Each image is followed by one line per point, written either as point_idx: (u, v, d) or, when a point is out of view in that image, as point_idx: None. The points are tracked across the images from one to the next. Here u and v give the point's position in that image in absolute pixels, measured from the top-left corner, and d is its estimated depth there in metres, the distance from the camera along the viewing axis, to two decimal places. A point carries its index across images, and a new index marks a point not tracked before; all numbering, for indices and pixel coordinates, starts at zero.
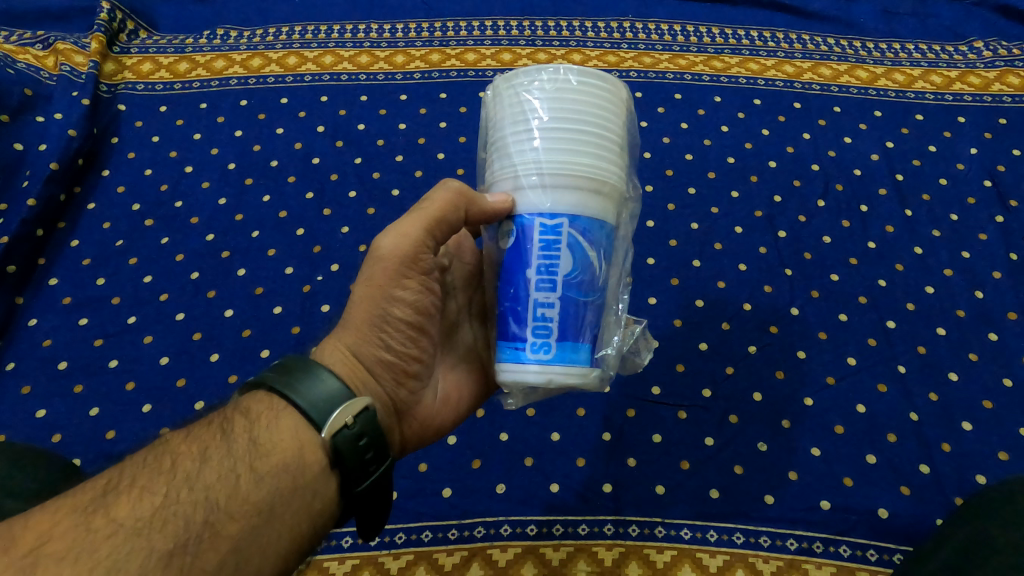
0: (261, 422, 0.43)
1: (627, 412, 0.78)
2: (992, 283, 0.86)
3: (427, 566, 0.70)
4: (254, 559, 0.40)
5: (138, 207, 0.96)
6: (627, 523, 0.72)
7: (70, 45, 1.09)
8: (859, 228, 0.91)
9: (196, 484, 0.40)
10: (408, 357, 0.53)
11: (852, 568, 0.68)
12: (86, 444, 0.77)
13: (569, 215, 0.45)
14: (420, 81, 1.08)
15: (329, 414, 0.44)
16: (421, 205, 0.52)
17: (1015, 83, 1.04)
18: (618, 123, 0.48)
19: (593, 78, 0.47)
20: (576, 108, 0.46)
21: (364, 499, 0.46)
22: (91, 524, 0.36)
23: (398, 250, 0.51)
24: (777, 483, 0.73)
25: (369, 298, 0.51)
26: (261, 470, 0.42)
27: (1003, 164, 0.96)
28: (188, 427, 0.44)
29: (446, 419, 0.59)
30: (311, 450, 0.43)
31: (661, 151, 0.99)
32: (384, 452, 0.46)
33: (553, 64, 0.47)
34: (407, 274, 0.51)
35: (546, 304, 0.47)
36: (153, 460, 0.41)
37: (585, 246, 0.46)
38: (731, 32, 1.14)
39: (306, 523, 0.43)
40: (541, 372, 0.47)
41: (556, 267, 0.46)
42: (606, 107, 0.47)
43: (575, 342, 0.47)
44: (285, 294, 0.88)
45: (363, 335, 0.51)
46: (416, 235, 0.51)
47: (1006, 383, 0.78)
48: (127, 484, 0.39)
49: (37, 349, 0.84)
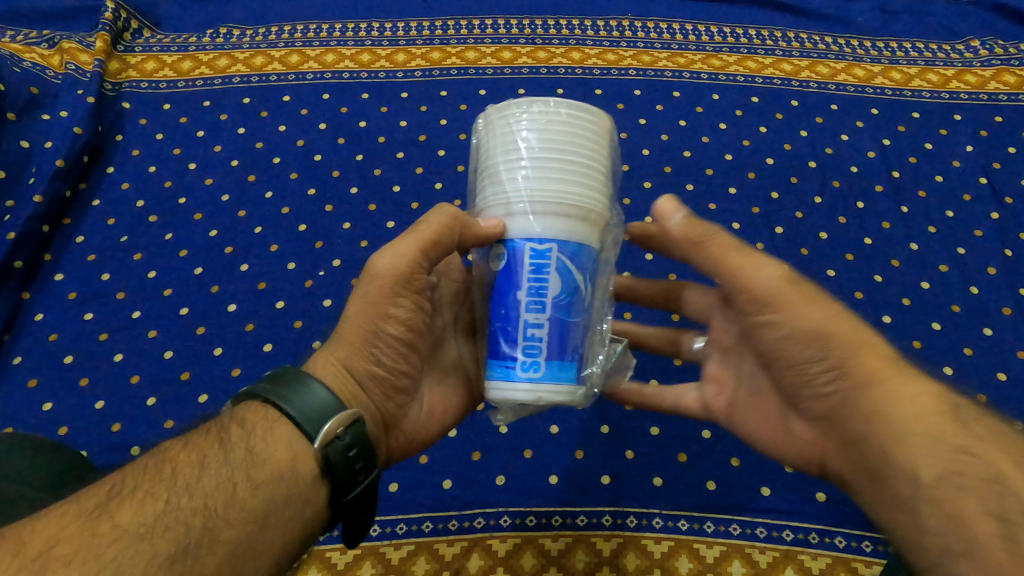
0: (257, 433, 0.44)
1: (625, 406, 0.79)
2: (988, 279, 0.86)
3: (428, 556, 0.71)
4: (250, 564, 0.41)
5: (142, 203, 0.97)
6: (625, 514, 0.73)
7: (75, 44, 1.09)
8: (856, 224, 0.91)
9: (195, 492, 0.41)
10: (398, 373, 0.54)
11: (847, 559, 0.69)
12: (93, 436, 0.78)
13: (557, 241, 0.46)
14: (421, 79, 1.09)
15: (321, 426, 0.44)
16: (416, 228, 0.53)
17: (1011, 82, 1.06)
18: (604, 154, 0.49)
19: (580, 110, 0.48)
20: (563, 138, 0.47)
21: (354, 508, 0.47)
22: (97, 529, 0.37)
23: (394, 270, 0.52)
24: (773, 475, 0.74)
25: (362, 314, 0.52)
26: (258, 478, 0.42)
27: (998, 163, 0.97)
28: (187, 436, 0.45)
29: (431, 432, 0.60)
30: (304, 460, 0.44)
31: (660, 148, 0.99)
32: (374, 463, 0.47)
33: (544, 97, 0.48)
34: (401, 294, 0.52)
35: (535, 324, 0.47)
36: (154, 467, 0.42)
37: (573, 269, 0.47)
38: (729, 31, 1.14)
39: (298, 531, 0.44)
40: (530, 391, 0.48)
41: (546, 289, 0.47)
42: (594, 139, 0.48)
43: (563, 361, 0.48)
44: (287, 289, 0.88)
45: (354, 350, 0.52)
46: (412, 257, 0.52)
47: (1000, 376, 0.79)
48: (130, 490, 0.40)
49: (44, 343, 0.85)
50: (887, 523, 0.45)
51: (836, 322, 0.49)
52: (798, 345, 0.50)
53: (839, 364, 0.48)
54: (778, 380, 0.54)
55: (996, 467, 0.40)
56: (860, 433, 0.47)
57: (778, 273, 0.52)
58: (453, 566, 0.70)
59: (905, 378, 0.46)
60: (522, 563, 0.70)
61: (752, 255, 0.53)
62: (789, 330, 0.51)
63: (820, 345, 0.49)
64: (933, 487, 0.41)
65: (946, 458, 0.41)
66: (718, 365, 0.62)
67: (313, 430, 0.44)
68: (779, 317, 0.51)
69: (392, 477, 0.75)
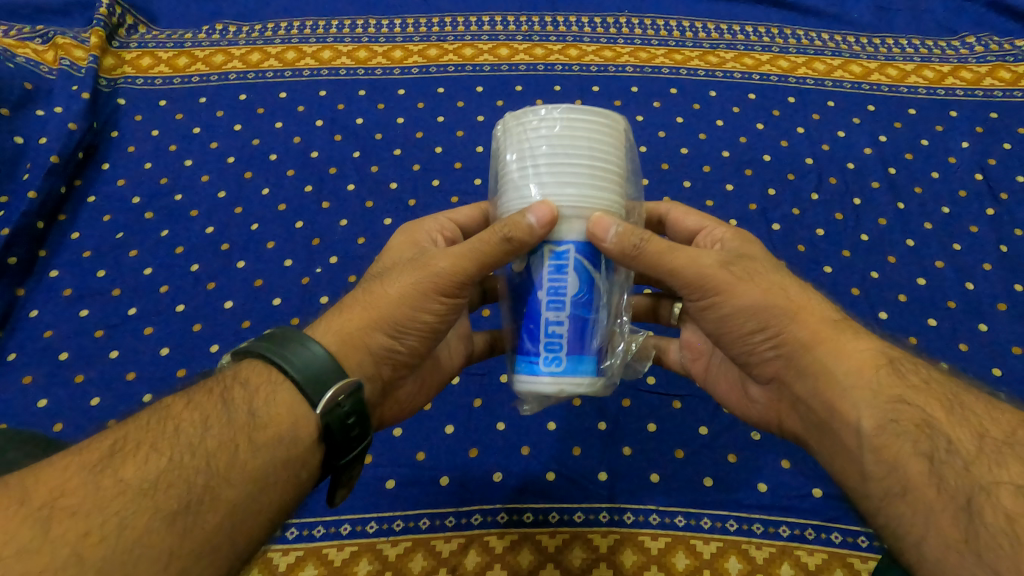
0: (260, 395, 0.44)
1: (622, 403, 0.79)
2: (983, 275, 0.87)
3: (425, 553, 0.71)
4: (247, 523, 0.40)
5: (138, 200, 0.97)
6: (622, 510, 0.73)
7: (69, 40, 1.08)
8: (852, 220, 0.92)
9: (198, 450, 0.40)
10: (416, 355, 0.54)
11: (844, 554, 0.69)
12: (86, 432, 0.78)
13: (575, 243, 0.47)
14: (418, 75, 1.08)
15: (323, 391, 0.44)
16: (478, 233, 0.50)
17: (1006, 78, 1.06)
18: (617, 156, 0.49)
19: (591, 113, 0.48)
20: (577, 143, 0.47)
21: (345, 469, 0.48)
22: (100, 483, 0.37)
23: (452, 273, 0.50)
24: (769, 471, 0.74)
25: (401, 298, 0.51)
26: (259, 440, 0.42)
27: (993, 159, 0.97)
28: (190, 393, 0.44)
29: (417, 403, 0.61)
30: (305, 425, 0.44)
31: (657, 145, 0.99)
32: (368, 428, 0.47)
33: (556, 106, 0.48)
34: (446, 294, 0.51)
35: (556, 322, 0.48)
36: (155, 424, 0.41)
37: (591, 269, 0.48)
38: (726, 28, 1.14)
39: (293, 492, 0.43)
40: (553, 383, 0.48)
41: (564, 288, 0.47)
42: (607, 142, 0.48)
43: (585, 354, 0.48)
44: (285, 286, 0.88)
45: (382, 330, 0.51)
46: (471, 270, 0.50)
47: (996, 371, 0.79)
48: (133, 445, 0.40)
49: (38, 340, 0.84)
50: (839, 473, 0.47)
51: (772, 295, 0.50)
52: (738, 320, 0.51)
53: (778, 333, 0.50)
54: (729, 353, 0.56)
55: (927, 412, 0.42)
56: (808, 389, 0.49)
57: (711, 262, 0.51)
58: (450, 563, 0.70)
59: (846, 338, 0.48)
60: (520, 559, 0.70)
61: (682, 248, 0.52)
62: (728, 312, 0.52)
63: (757, 319, 0.51)
64: (874, 436, 0.43)
65: (883, 407, 0.44)
66: (693, 333, 0.66)
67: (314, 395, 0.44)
68: (720, 299, 0.51)
69: (389, 474, 0.75)
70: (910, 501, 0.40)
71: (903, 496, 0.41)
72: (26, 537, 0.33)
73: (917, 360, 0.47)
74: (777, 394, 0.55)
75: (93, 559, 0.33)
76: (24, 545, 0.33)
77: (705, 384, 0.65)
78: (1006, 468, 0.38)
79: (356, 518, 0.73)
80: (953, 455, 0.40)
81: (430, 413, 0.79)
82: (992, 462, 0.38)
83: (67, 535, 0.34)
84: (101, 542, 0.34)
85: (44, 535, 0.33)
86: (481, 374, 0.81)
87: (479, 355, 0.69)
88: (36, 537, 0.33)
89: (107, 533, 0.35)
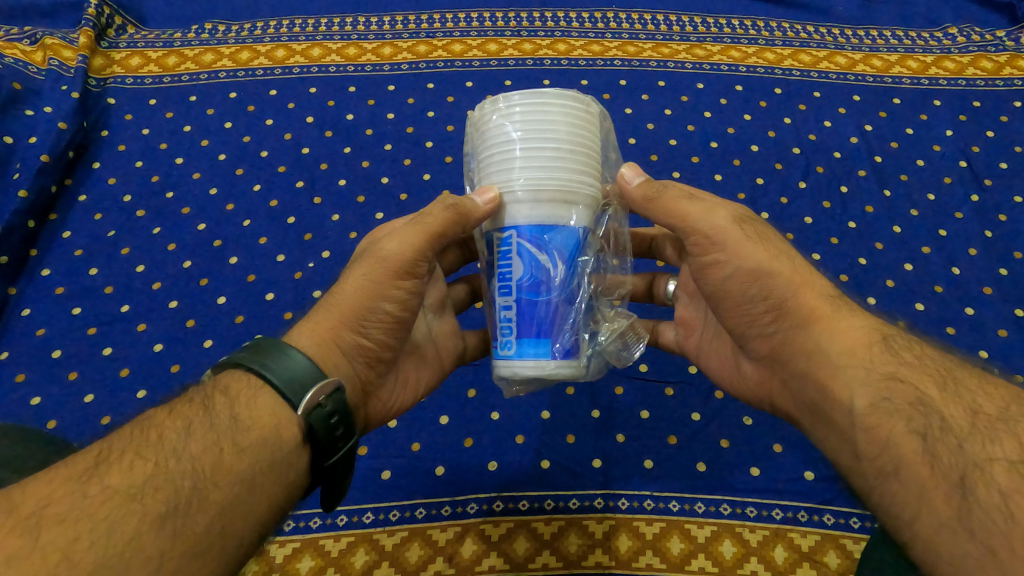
0: (240, 400, 0.44)
1: (615, 390, 0.79)
2: (968, 260, 0.88)
3: (421, 543, 0.71)
4: (237, 525, 0.40)
5: (130, 198, 0.96)
6: (617, 496, 0.73)
7: (58, 40, 1.07)
8: (839, 208, 0.92)
9: (182, 455, 0.40)
10: (388, 347, 0.54)
11: (837, 536, 0.70)
12: (82, 428, 0.77)
13: (515, 227, 0.48)
14: (407, 72, 1.09)
15: (304, 393, 0.44)
16: (424, 214, 0.53)
17: (988, 67, 1.07)
18: (558, 124, 0.47)
19: (525, 96, 0.47)
20: (506, 129, 0.47)
21: (331, 473, 0.47)
22: (87, 491, 0.37)
23: (402, 253, 0.52)
24: (762, 455, 0.75)
25: (360, 290, 0.51)
26: (242, 443, 0.42)
27: (977, 147, 0.98)
28: (171, 404, 0.44)
29: (406, 401, 0.61)
30: (288, 426, 0.44)
31: (646, 136, 1.00)
32: (352, 430, 0.47)
33: (492, 97, 0.49)
34: (404, 276, 0.52)
35: (506, 307, 0.49)
36: (138, 434, 0.41)
37: (533, 252, 0.48)
38: (713, 21, 1.15)
39: (281, 494, 0.43)
40: (507, 366, 0.50)
41: (509, 274, 0.49)
42: (538, 115, 0.46)
43: (532, 338, 0.49)
44: (277, 280, 0.88)
45: (344, 324, 0.50)
46: (420, 245, 0.52)
47: (983, 353, 0.80)
48: (118, 455, 0.39)
49: (30, 338, 0.84)
50: (832, 453, 0.48)
51: (778, 261, 0.51)
52: (739, 283, 0.52)
53: (776, 302, 0.50)
54: (723, 318, 0.56)
55: (920, 390, 0.43)
56: (801, 372, 0.50)
57: (728, 217, 0.53)
58: (446, 551, 0.70)
59: (836, 315, 0.49)
60: (516, 547, 0.70)
61: (704, 200, 0.55)
62: (735, 269, 0.52)
63: (760, 284, 0.51)
64: (867, 415, 0.44)
65: (874, 385, 0.44)
66: (687, 309, 0.67)
67: (295, 398, 0.44)
68: (725, 257, 0.52)
69: (385, 465, 0.75)
70: (903, 480, 0.41)
71: (896, 474, 0.41)
72: (15, 544, 0.33)
73: (911, 337, 0.48)
74: (768, 371, 0.56)
75: (84, 562, 0.33)
76: (12, 552, 0.32)
77: (699, 360, 0.66)
78: (1000, 444, 0.38)
79: (352, 509, 0.73)
80: (946, 432, 0.40)
81: (424, 405, 0.78)
82: (986, 439, 0.39)
83: (56, 542, 0.34)
84: (90, 546, 0.34)
85: (33, 543, 0.33)
86: (473, 364, 0.81)
87: (471, 353, 0.69)
88: (26, 543, 0.33)
89: (97, 538, 0.35)
